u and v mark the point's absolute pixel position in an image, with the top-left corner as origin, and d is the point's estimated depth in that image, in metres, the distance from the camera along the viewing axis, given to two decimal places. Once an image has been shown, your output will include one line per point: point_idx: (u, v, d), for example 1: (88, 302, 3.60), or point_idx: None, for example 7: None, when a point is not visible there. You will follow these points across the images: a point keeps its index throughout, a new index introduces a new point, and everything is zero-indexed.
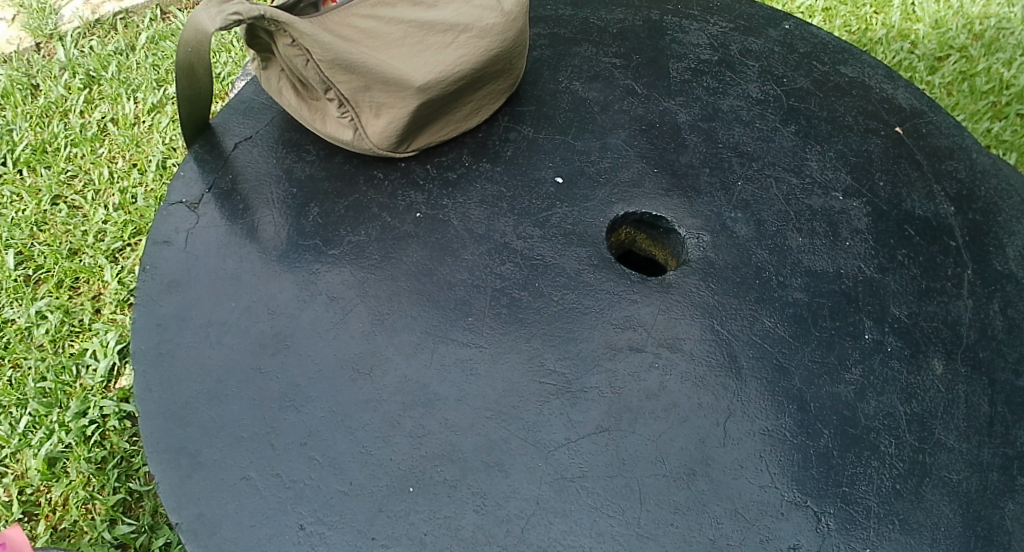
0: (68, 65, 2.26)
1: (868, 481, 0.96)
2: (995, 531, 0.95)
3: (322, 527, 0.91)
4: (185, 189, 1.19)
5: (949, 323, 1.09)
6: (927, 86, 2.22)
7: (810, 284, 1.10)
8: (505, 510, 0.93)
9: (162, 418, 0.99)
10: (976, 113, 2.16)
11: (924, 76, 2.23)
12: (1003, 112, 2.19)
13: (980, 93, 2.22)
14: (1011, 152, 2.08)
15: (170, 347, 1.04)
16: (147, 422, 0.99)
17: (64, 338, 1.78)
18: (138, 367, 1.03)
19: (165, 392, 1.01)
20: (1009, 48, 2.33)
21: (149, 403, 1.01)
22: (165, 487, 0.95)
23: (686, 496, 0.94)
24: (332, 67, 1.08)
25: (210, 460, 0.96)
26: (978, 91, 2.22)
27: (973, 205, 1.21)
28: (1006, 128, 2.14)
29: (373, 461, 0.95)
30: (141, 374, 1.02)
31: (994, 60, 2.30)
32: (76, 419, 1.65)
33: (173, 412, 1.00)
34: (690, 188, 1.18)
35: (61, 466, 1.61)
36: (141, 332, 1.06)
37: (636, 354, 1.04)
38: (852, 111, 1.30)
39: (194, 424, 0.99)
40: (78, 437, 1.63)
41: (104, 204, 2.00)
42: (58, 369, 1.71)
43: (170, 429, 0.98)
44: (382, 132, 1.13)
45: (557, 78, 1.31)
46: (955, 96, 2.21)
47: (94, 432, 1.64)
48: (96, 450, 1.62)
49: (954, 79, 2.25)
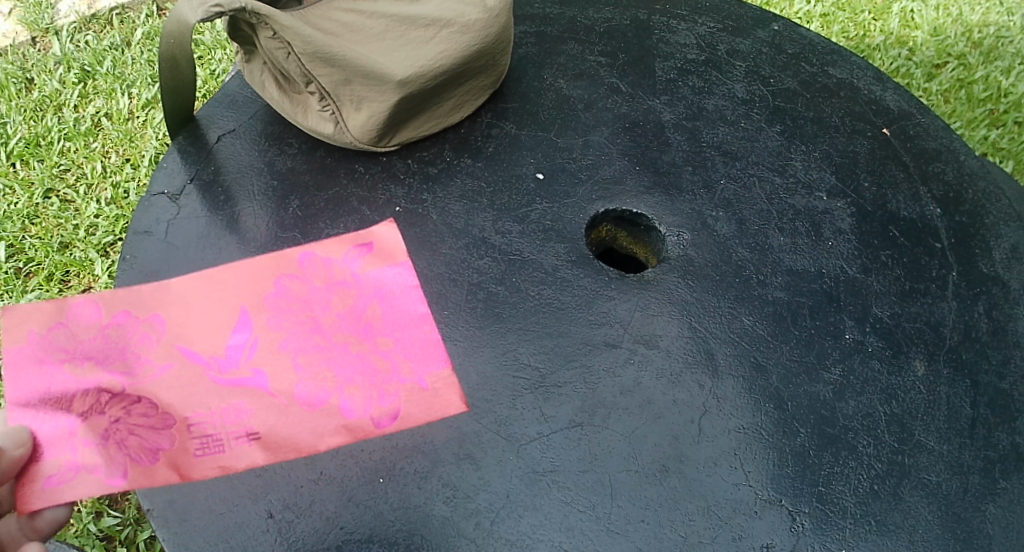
0: (64, 59, 2.30)
1: (844, 481, 0.95)
2: (974, 534, 0.93)
3: (290, 515, 0.91)
4: (168, 179, 1.20)
5: (932, 324, 1.07)
6: (925, 93, 2.20)
7: (790, 283, 1.09)
8: (475, 503, 0.92)
9: None
10: (973, 121, 2.15)
11: (922, 82, 2.22)
12: (1000, 120, 2.18)
13: (977, 101, 2.21)
14: (1008, 160, 2.07)
15: None
16: None
17: None
18: None
19: None
20: (1007, 56, 2.32)
21: None
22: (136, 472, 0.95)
23: (658, 493, 0.93)
24: (313, 59, 1.10)
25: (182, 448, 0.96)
26: (975, 99, 2.21)
27: (960, 207, 1.19)
28: (1004, 136, 2.13)
29: (343, 451, 0.95)
30: None
31: (993, 67, 2.28)
32: None
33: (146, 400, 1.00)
34: (672, 186, 1.18)
35: None
36: None
37: (611, 351, 1.03)
38: (839, 112, 1.29)
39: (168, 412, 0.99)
40: None
41: (96, 198, 2.02)
42: None
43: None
44: (362, 126, 1.15)
45: (542, 76, 1.31)
46: (952, 103, 2.20)
47: None
48: None
49: (951, 87, 2.24)
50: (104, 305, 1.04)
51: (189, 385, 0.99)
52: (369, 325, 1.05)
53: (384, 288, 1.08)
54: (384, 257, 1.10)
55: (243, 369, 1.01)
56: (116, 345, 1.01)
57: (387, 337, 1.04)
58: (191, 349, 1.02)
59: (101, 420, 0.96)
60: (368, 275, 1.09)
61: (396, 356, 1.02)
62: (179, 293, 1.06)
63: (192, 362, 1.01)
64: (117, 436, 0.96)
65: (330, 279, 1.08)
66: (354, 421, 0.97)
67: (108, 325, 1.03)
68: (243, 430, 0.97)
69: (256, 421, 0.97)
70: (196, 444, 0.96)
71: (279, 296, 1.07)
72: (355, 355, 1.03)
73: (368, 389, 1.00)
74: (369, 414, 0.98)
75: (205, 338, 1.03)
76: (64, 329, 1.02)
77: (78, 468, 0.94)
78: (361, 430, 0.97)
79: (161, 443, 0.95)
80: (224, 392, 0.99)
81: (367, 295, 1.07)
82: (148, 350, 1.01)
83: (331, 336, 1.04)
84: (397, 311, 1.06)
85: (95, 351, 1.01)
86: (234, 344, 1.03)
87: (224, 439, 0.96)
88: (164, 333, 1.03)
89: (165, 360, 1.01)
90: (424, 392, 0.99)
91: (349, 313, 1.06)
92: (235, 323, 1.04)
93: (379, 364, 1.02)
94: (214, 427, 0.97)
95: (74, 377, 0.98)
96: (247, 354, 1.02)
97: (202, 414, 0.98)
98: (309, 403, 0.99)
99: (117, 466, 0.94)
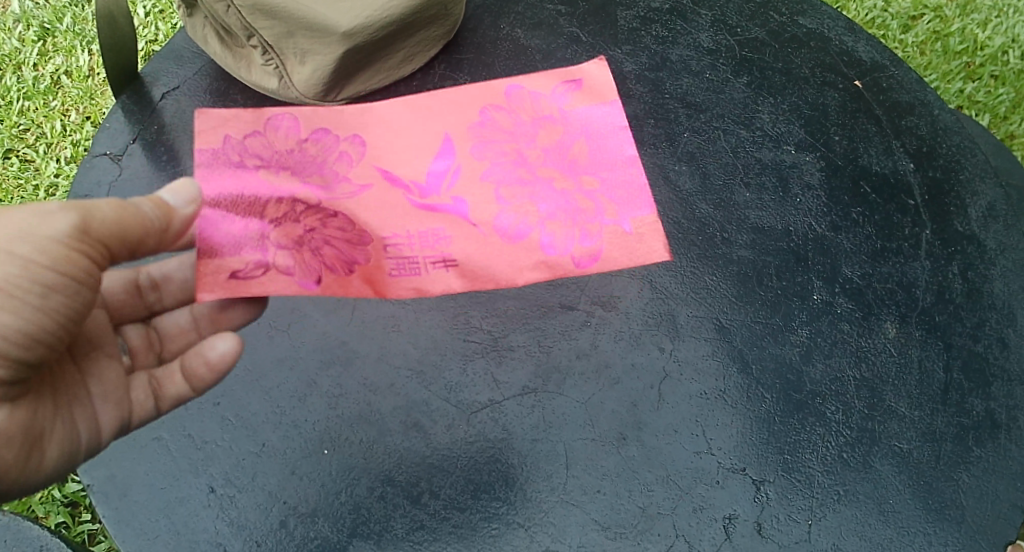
0: (22, 17, 2.07)
1: (811, 448, 0.91)
2: (946, 504, 0.89)
3: (232, 490, 0.86)
4: (110, 140, 1.12)
5: (904, 285, 1.03)
6: (900, 46, 2.16)
7: (756, 242, 1.04)
8: (424, 474, 0.87)
9: None
10: (948, 74, 2.11)
11: (897, 35, 2.17)
12: (976, 73, 2.14)
13: (953, 53, 2.16)
14: (983, 114, 2.04)
15: None
16: None
17: None
18: None
19: None
20: (985, 8, 2.25)
21: None
22: None
23: (616, 462, 0.89)
24: (253, 11, 1.05)
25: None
26: (951, 51, 2.16)
27: (934, 162, 1.14)
28: (979, 89, 2.09)
29: (286, 422, 0.90)
30: None
31: (969, 20, 2.22)
32: None
33: None
34: (633, 139, 1.12)
35: None
36: None
37: (567, 314, 0.98)
38: (809, 63, 1.23)
39: None
40: None
41: (57, 157, 1.85)
42: None
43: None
44: (308, 79, 1.09)
45: (499, 26, 1.24)
46: (927, 55, 2.16)
47: None
48: None
49: (927, 39, 2.19)
50: (302, 121, 1.01)
51: (390, 203, 0.97)
52: (575, 163, 1.04)
53: (591, 126, 1.07)
54: (593, 95, 1.10)
55: (445, 196, 0.99)
56: (312, 157, 0.98)
57: (592, 177, 1.03)
58: (390, 168, 1.00)
59: (295, 229, 0.93)
60: (577, 112, 1.08)
61: (601, 197, 1.01)
62: (380, 118, 1.04)
63: (392, 185, 0.99)
64: (310, 243, 0.92)
65: (540, 114, 1.08)
66: (554, 259, 0.97)
67: (305, 140, 1.00)
68: (441, 256, 0.95)
69: (454, 249, 0.96)
70: (391, 265, 0.94)
71: (483, 126, 1.05)
72: (561, 189, 1.02)
73: (570, 226, 0.99)
74: (570, 254, 0.97)
75: (405, 164, 1.01)
76: (261, 140, 0.98)
77: (266, 272, 0.90)
78: (560, 268, 0.97)
79: (357, 258, 0.93)
80: (424, 216, 0.97)
81: (574, 132, 1.06)
82: (347, 169, 0.98)
83: (537, 170, 1.03)
84: (602, 151, 1.05)
85: (296, 160, 0.98)
86: (434, 167, 1.01)
87: (420, 263, 0.95)
88: (362, 153, 1.01)
89: (364, 180, 0.98)
90: (628, 236, 0.99)
91: (556, 150, 1.05)
92: (439, 150, 1.02)
93: (585, 203, 1.01)
94: (411, 250, 0.95)
95: (269, 183, 0.95)
96: (448, 183, 1.01)
97: (399, 236, 0.96)
98: (510, 237, 0.98)
99: (310, 271, 0.92)
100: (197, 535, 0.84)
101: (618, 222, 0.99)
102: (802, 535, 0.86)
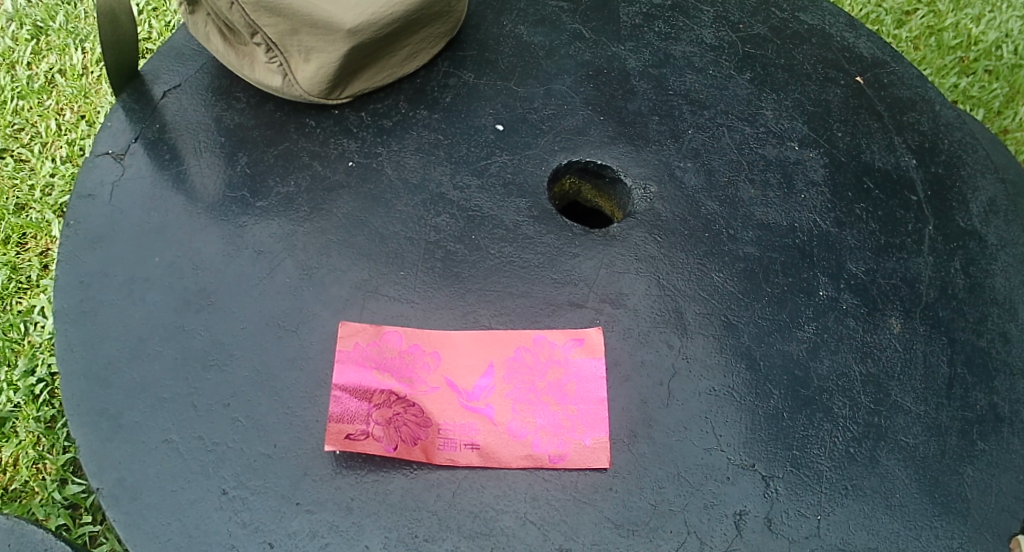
0: (15, 15, 2.03)
1: (820, 444, 0.91)
2: (952, 497, 0.90)
3: (244, 492, 0.86)
4: (112, 139, 1.11)
5: (909, 280, 1.04)
6: (894, 40, 2.17)
7: (762, 238, 1.05)
8: (436, 474, 0.87)
9: (83, 380, 0.93)
10: (943, 68, 2.13)
11: (891, 30, 2.19)
12: (970, 67, 2.15)
13: (947, 48, 2.18)
14: (978, 108, 2.06)
15: (91, 306, 0.97)
16: (68, 382, 0.93)
17: (11, 295, 1.63)
18: (59, 326, 0.96)
19: (88, 350, 0.94)
20: (977, 4, 2.27)
21: (69, 363, 0.94)
22: (85, 451, 0.89)
23: (627, 460, 0.89)
24: (257, 9, 1.01)
25: (132, 422, 0.90)
26: (945, 46, 2.18)
27: (935, 158, 1.16)
28: (974, 84, 2.11)
29: (297, 423, 0.90)
30: (62, 333, 0.96)
31: (963, 15, 2.24)
32: (24, 378, 1.52)
33: (94, 371, 0.93)
34: (638, 136, 1.12)
35: (11, 426, 1.48)
36: (62, 289, 0.99)
37: (576, 311, 0.98)
38: (811, 60, 1.24)
39: (115, 386, 0.92)
40: (27, 396, 1.50)
41: (52, 156, 1.82)
42: (4, 326, 1.57)
43: (92, 390, 0.92)
44: (311, 77, 1.07)
45: (502, 22, 1.24)
46: (921, 50, 2.17)
47: (43, 391, 1.52)
48: (45, 409, 1.50)
49: (921, 34, 2.21)
50: (412, 332, 0.95)
51: (452, 411, 0.91)
52: (563, 395, 0.93)
53: (589, 385, 0.93)
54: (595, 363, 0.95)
55: (473, 403, 0.92)
56: (414, 360, 0.94)
57: (572, 412, 0.92)
58: (462, 381, 0.93)
59: (392, 408, 0.91)
60: (567, 382, 0.94)
61: (573, 417, 0.92)
62: (436, 334, 0.95)
63: (446, 386, 0.93)
64: (396, 422, 0.90)
65: (556, 354, 0.95)
66: (529, 458, 0.89)
67: (412, 357, 0.94)
68: (464, 437, 0.90)
69: (478, 446, 0.89)
70: (442, 438, 0.89)
71: (510, 369, 0.94)
72: (551, 415, 0.92)
73: (552, 430, 0.91)
74: (546, 451, 0.89)
75: (458, 367, 0.94)
76: (388, 336, 0.95)
77: (365, 439, 0.88)
78: (533, 462, 0.89)
79: (425, 436, 0.89)
80: (461, 411, 0.92)
81: (567, 382, 0.94)
82: (431, 387, 0.92)
83: (542, 396, 0.93)
84: (584, 395, 0.93)
85: (400, 369, 0.93)
86: (482, 390, 0.93)
87: (451, 439, 0.89)
88: (429, 370, 0.93)
89: (437, 380, 0.93)
90: (584, 446, 0.89)
91: (558, 387, 0.94)
92: (468, 388, 0.93)
93: (562, 422, 0.91)
94: (450, 429, 0.90)
95: (376, 377, 0.92)
96: (481, 385, 0.93)
97: (450, 426, 0.90)
98: (508, 431, 0.91)
99: (392, 443, 0.88)
100: (209, 537, 0.84)
101: (581, 431, 0.90)
102: (811, 530, 0.87)
